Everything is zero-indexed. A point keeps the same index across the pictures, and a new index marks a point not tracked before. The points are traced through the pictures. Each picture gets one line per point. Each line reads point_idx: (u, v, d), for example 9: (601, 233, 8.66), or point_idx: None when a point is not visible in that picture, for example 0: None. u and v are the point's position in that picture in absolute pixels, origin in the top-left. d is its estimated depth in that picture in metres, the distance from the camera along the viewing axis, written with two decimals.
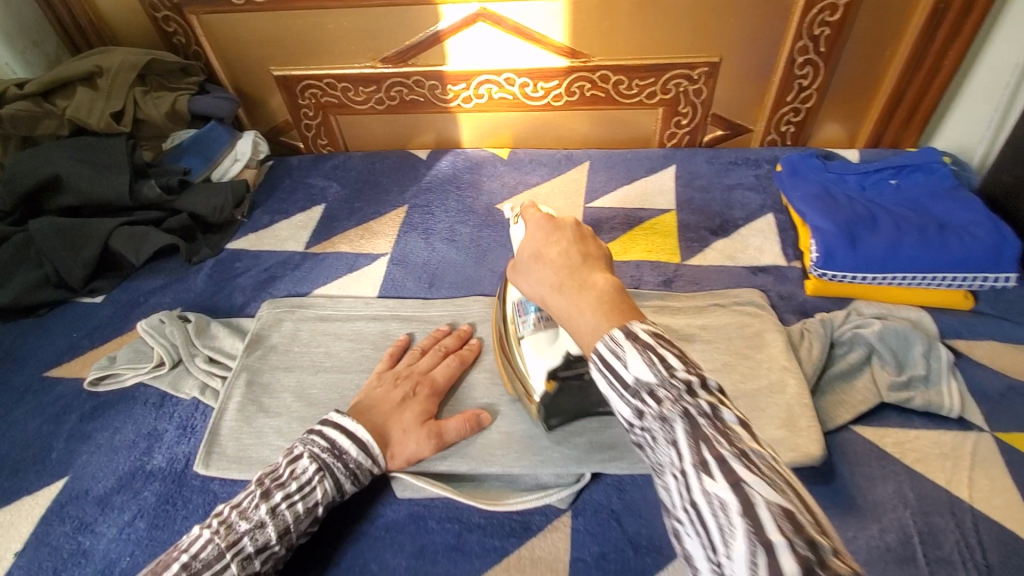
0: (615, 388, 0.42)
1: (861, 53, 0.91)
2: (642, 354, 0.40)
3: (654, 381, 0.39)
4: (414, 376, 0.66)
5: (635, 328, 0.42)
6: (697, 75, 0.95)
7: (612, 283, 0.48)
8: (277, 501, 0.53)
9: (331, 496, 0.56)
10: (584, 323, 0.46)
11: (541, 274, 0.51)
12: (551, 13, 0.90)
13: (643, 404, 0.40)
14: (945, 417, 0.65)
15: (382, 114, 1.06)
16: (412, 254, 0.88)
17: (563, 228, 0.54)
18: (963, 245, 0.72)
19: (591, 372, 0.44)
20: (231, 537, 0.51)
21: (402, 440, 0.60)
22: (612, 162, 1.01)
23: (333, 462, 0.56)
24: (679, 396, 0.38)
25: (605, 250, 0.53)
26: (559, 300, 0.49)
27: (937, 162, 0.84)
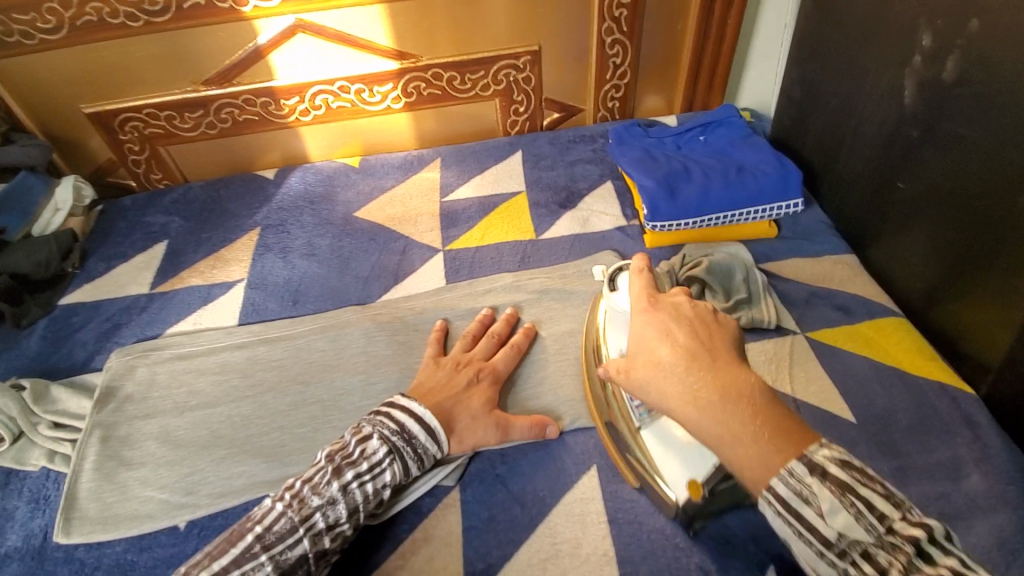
0: (808, 536, 0.40)
1: (659, 29, 1.02)
2: (839, 498, 0.39)
3: (868, 541, 0.38)
4: (475, 363, 0.67)
5: (819, 457, 0.40)
6: (522, 63, 1.01)
7: (760, 387, 0.44)
8: (348, 478, 0.54)
9: (403, 477, 0.57)
10: (740, 448, 0.42)
11: (663, 385, 0.46)
12: (371, 19, 0.92)
13: (854, 568, 0.39)
14: (767, 329, 0.75)
15: (217, 139, 1.02)
16: (271, 275, 0.86)
17: (683, 316, 0.49)
18: (757, 183, 0.84)
19: (761, 509, 0.41)
20: (304, 511, 0.53)
21: (472, 425, 0.61)
22: (462, 155, 1.05)
23: (404, 446, 0.57)
24: (905, 564, 0.37)
25: (732, 335, 0.48)
26: (699, 416, 0.44)
27: (733, 116, 0.97)
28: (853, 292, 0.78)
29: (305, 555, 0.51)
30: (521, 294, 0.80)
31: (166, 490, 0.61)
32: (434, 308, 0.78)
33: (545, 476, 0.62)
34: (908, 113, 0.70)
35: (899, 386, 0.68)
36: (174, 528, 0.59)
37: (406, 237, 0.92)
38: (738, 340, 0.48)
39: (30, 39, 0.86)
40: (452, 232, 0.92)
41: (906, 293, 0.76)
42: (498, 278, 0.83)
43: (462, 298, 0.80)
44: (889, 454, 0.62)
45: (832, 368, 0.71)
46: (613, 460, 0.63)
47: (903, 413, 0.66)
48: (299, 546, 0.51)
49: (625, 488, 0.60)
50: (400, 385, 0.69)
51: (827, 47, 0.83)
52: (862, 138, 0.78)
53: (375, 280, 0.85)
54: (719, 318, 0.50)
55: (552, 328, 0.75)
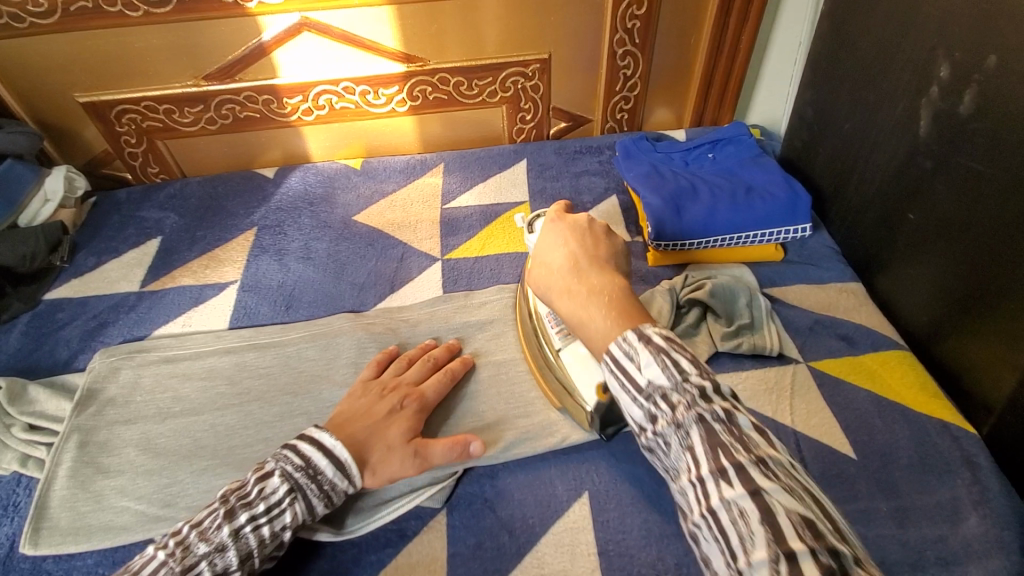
0: (627, 393, 0.49)
1: (672, 41, 1.00)
2: (655, 357, 0.47)
3: (668, 386, 0.46)
4: (401, 389, 0.63)
5: (648, 331, 0.49)
6: (531, 72, 0.99)
7: (619, 286, 0.56)
8: (241, 522, 0.50)
9: (304, 516, 0.53)
10: (596, 325, 0.53)
11: (553, 279, 0.59)
12: (378, 21, 0.89)
13: (654, 406, 0.47)
14: (769, 356, 0.73)
15: (217, 135, 1.00)
16: (265, 278, 0.84)
17: (580, 232, 0.61)
18: (766, 204, 0.82)
19: (605, 375, 0.50)
20: (187, 560, 0.48)
21: (387, 457, 0.57)
22: (465, 161, 1.04)
23: (305, 484, 0.53)
24: (694, 402, 0.45)
25: (613, 249, 0.61)
26: (573, 306, 0.55)
27: (743, 135, 0.95)
28: (859, 322, 0.76)
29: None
30: (520, 309, 0.78)
31: (143, 500, 0.59)
32: (429, 320, 0.76)
33: (535, 504, 0.60)
34: (923, 142, 0.68)
35: (903, 423, 0.66)
36: (148, 541, 0.57)
37: (404, 243, 0.90)
38: (612, 258, 0.60)
39: (22, 22, 0.83)
40: (452, 240, 0.90)
41: (913, 325, 0.74)
42: (497, 291, 0.81)
43: (458, 311, 0.78)
44: (890, 495, 0.60)
45: (835, 401, 0.69)
46: (606, 489, 0.61)
47: (907, 452, 0.64)
48: None
49: (616, 520, 0.58)
50: None
51: (841, 70, 0.81)
52: (875, 165, 0.76)
53: (370, 288, 0.83)
54: (609, 237, 0.62)
55: None
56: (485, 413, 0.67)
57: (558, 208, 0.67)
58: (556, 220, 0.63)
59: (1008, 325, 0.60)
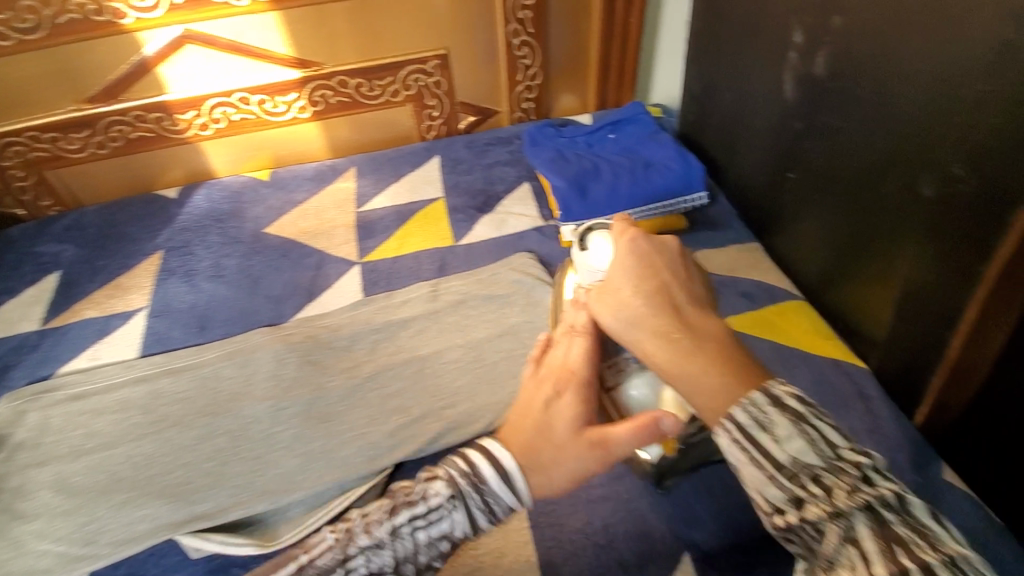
0: (762, 469, 0.37)
1: (565, 29, 1.03)
2: (796, 426, 0.37)
3: (817, 463, 0.37)
4: (557, 368, 0.50)
5: (776, 389, 0.39)
6: (430, 68, 1.00)
7: (720, 330, 0.44)
8: (402, 520, 0.46)
9: (461, 529, 0.47)
10: (705, 377, 0.41)
11: (632, 309, 0.45)
12: (265, 27, 0.88)
13: (801, 489, 0.36)
14: None
15: (112, 159, 0.96)
16: (175, 301, 0.82)
17: (668, 257, 0.49)
18: (664, 177, 0.86)
19: (720, 444, 0.39)
20: (348, 553, 0.46)
21: (558, 456, 0.47)
22: (377, 163, 1.03)
23: (468, 491, 0.46)
24: (851, 484, 0.36)
25: (698, 283, 0.49)
26: (666, 348, 0.43)
27: (640, 114, 0.99)
28: (758, 279, 0.82)
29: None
30: (439, 303, 0.79)
31: (62, 542, 0.57)
32: (350, 325, 0.76)
33: None
34: (791, 105, 0.73)
35: (801, 366, 0.71)
36: None
37: (320, 251, 0.89)
38: (703, 290, 0.48)
39: None
40: (369, 243, 0.90)
41: (805, 275, 0.80)
42: (416, 288, 0.82)
43: (378, 311, 0.78)
44: None
45: None
46: None
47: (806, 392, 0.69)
48: None
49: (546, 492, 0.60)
50: (313, 407, 0.67)
51: (718, 44, 0.86)
52: (756, 130, 0.82)
53: (287, 299, 0.82)
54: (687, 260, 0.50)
55: (470, 336, 0.75)
56: (411, 408, 0.67)
57: (621, 217, 0.59)
58: (620, 227, 0.52)
59: (892, 260, 0.63)
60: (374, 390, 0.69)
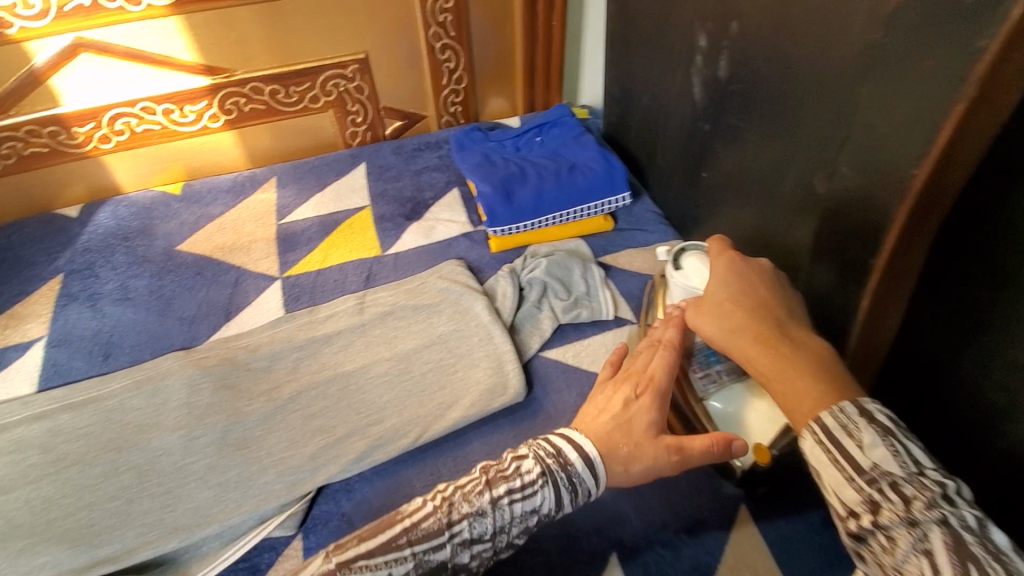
0: (841, 469, 0.37)
1: (488, 32, 1.02)
2: (884, 435, 0.37)
3: (900, 473, 0.36)
4: (635, 374, 0.55)
5: (869, 403, 0.39)
6: (350, 73, 0.97)
7: (814, 342, 0.46)
8: (501, 492, 0.47)
9: (546, 507, 0.48)
10: (801, 383, 0.42)
11: (734, 318, 0.49)
12: (166, 33, 0.83)
13: (878, 496, 0.36)
14: (606, 321, 0.78)
15: (3, 177, 0.89)
16: (78, 327, 0.76)
17: (763, 271, 0.53)
18: (589, 178, 0.87)
19: (803, 444, 0.40)
20: (451, 518, 0.46)
21: (637, 455, 0.50)
22: (300, 172, 1.00)
23: (585, 457, 0.49)
24: (932, 499, 0.34)
25: (798, 299, 0.52)
26: (765, 356, 0.45)
27: (565, 116, 1.00)
28: None
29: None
30: (365, 315, 0.77)
31: None
32: (270, 344, 0.73)
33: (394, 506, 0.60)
34: (700, 107, 0.75)
35: None
36: None
37: (239, 266, 0.85)
38: (806, 313, 0.51)
39: None
40: (292, 256, 0.87)
41: None
42: (340, 301, 0.79)
43: (301, 327, 0.75)
44: None
45: None
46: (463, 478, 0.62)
47: None
48: (439, 553, 0.45)
49: None
50: (230, 433, 0.64)
51: (633, 46, 0.87)
52: (671, 131, 0.83)
53: (203, 319, 0.78)
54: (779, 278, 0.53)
55: (397, 348, 0.73)
56: (335, 427, 0.65)
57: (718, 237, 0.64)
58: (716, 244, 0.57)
59: (802, 257, 0.65)
60: (296, 411, 0.66)
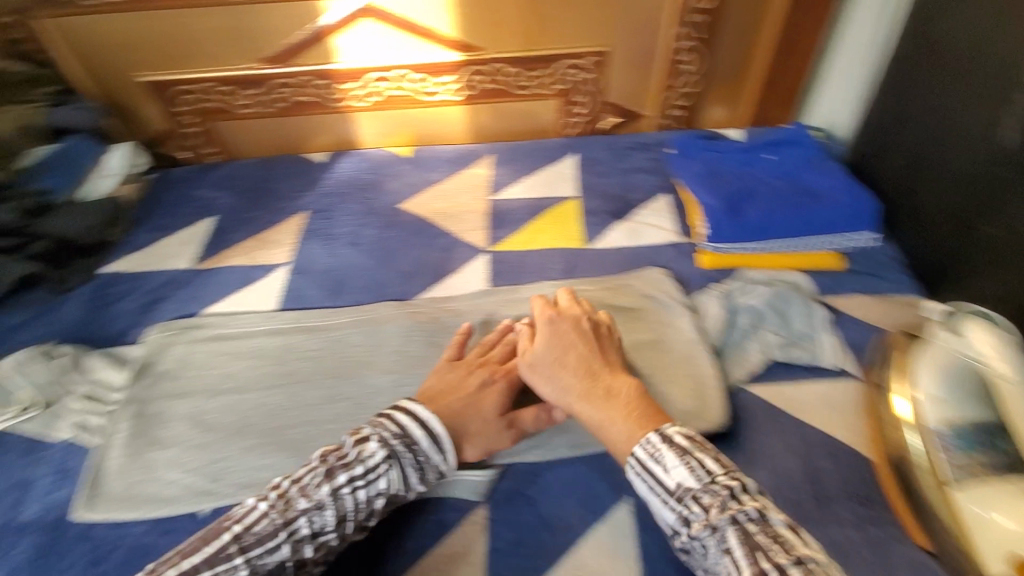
0: (658, 494, 0.48)
1: (737, 39, 0.97)
2: (681, 458, 0.48)
3: (697, 485, 0.47)
4: (490, 364, 0.61)
5: (669, 431, 0.51)
6: (588, 64, 0.97)
7: (632, 388, 0.56)
8: (340, 482, 0.49)
9: (398, 484, 0.52)
10: (619, 430, 0.53)
11: (562, 382, 0.57)
12: (439, 7, 0.89)
13: (685, 509, 0.46)
14: (825, 369, 0.69)
15: (273, 118, 1.00)
16: (313, 262, 0.85)
17: (579, 329, 0.61)
18: (831, 209, 0.78)
19: (630, 476, 0.50)
20: (288, 515, 0.48)
21: (483, 429, 0.58)
22: (514, 154, 1.02)
23: (400, 449, 0.52)
24: (723, 500, 0.45)
25: (615, 353, 0.61)
26: (589, 407, 0.55)
27: (804, 137, 0.91)
28: None
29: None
30: None
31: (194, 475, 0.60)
32: (475, 313, 0.75)
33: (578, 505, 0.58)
34: (1012, 153, 0.64)
35: None
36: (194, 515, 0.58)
37: (451, 234, 0.89)
38: (615, 355, 0.60)
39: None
40: (499, 233, 0.89)
41: None
42: (543, 286, 0.80)
43: (504, 303, 0.77)
44: None
45: None
46: None
47: None
48: (278, 552, 0.47)
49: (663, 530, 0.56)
50: None
51: (925, 72, 0.77)
52: (950, 174, 0.73)
53: (415, 277, 0.83)
54: (604, 331, 0.62)
55: None
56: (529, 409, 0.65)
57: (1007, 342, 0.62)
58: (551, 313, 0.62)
59: None
60: None
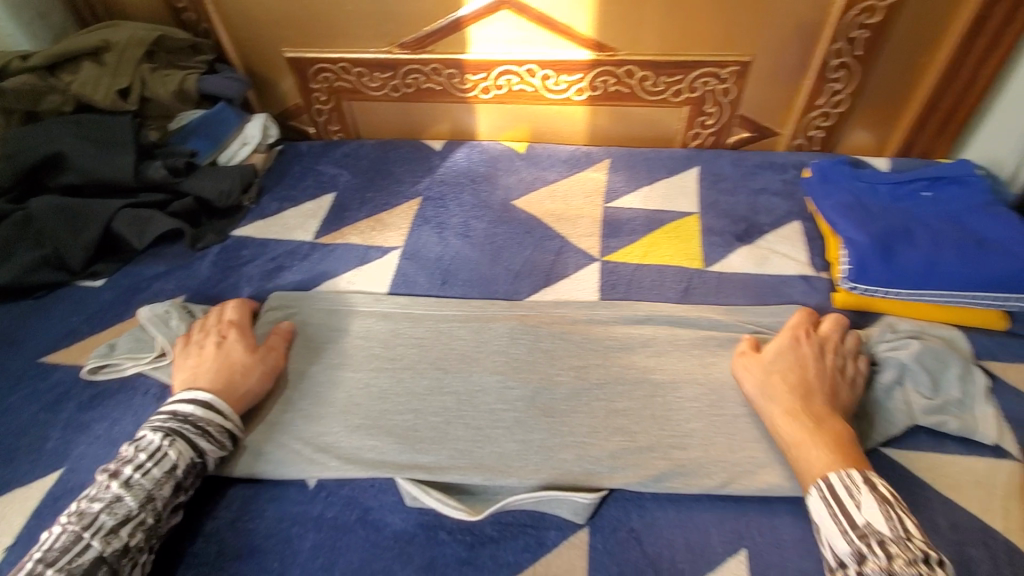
0: (836, 524, 0.50)
1: (899, 58, 0.88)
2: (880, 505, 0.50)
3: (889, 535, 0.48)
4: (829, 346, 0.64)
5: (857, 477, 0.52)
6: (726, 74, 0.92)
7: (844, 427, 0.57)
8: (126, 473, 0.53)
9: (187, 455, 0.56)
10: (813, 454, 0.55)
11: (773, 394, 0.60)
12: (578, 3, 0.86)
13: (864, 548, 0.48)
14: (978, 443, 0.62)
15: (398, 102, 1.02)
16: (425, 249, 0.85)
17: (803, 359, 0.62)
18: (1004, 262, 0.69)
19: (812, 498, 0.53)
20: (85, 520, 0.51)
21: (249, 367, 0.65)
22: (633, 160, 0.98)
23: (179, 427, 0.57)
24: (914, 559, 0.46)
25: (847, 397, 0.61)
26: (791, 427, 0.58)
27: (973, 176, 0.81)
28: None
29: (101, 557, 0.49)
30: (684, 327, 0.72)
31: (305, 448, 0.62)
32: (586, 323, 0.73)
33: (686, 546, 0.55)
34: None
35: None
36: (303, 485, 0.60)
37: (563, 237, 0.87)
38: (846, 390, 0.61)
39: None
40: (612, 242, 0.86)
41: None
42: (657, 304, 0.76)
43: (616, 317, 0.74)
44: None
45: None
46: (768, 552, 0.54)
47: None
48: (89, 550, 0.49)
49: None
50: (538, 397, 0.65)
51: None
52: None
53: (525, 277, 0.81)
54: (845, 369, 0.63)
55: (713, 375, 0.66)
56: (637, 434, 0.62)
57: None
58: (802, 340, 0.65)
59: None
60: (601, 401, 0.65)
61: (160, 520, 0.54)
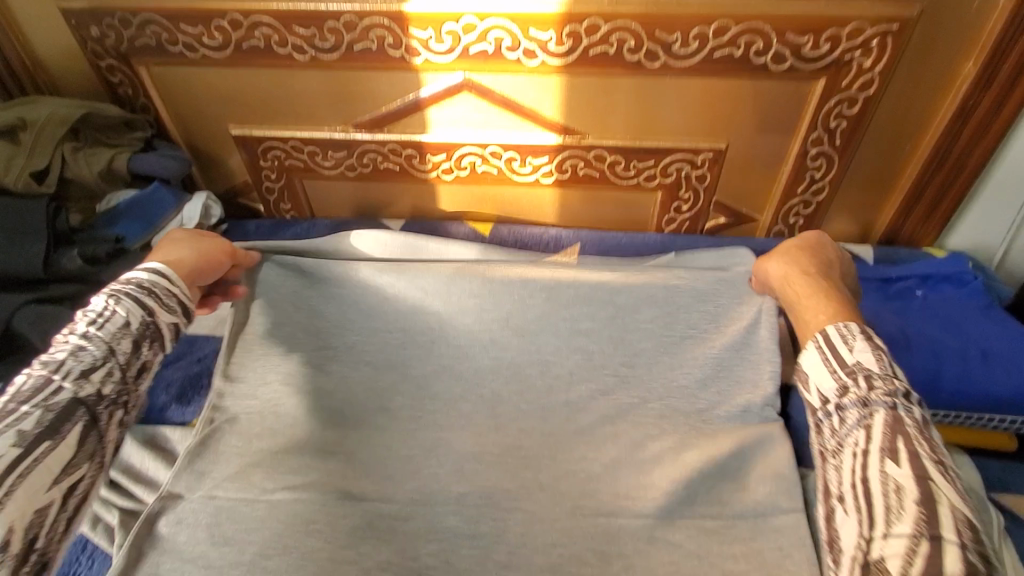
0: (829, 364, 0.55)
1: (880, 147, 0.84)
2: (871, 348, 0.54)
3: (879, 372, 0.52)
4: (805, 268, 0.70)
5: (853, 326, 0.57)
6: (701, 160, 0.87)
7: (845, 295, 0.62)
8: (84, 327, 0.56)
9: (137, 312, 0.59)
10: (822, 315, 0.60)
11: (785, 267, 0.69)
12: (544, 89, 0.81)
13: (851, 381, 0.53)
14: None
15: (354, 181, 0.95)
16: None
17: (823, 248, 0.70)
18: (1009, 379, 0.66)
19: (809, 348, 0.58)
20: (52, 367, 0.53)
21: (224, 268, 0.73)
22: (604, 246, 0.92)
23: (124, 289, 0.60)
24: (895, 392, 0.51)
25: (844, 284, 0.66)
26: (801, 283, 0.65)
27: (968, 273, 0.75)
28: None
29: (77, 399, 0.52)
30: None
31: None
32: None
33: None
34: None
35: None
36: None
37: None
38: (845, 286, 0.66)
39: (193, 52, 0.81)
40: None
41: None
42: None
43: None
44: None
45: None
46: None
47: None
48: (61, 392, 0.52)
49: None
50: None
51: None
52: None
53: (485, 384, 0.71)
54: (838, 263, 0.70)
55: None
56: None
57: None
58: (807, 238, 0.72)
59: None
60: None
61: (126, 373, 0.57)
